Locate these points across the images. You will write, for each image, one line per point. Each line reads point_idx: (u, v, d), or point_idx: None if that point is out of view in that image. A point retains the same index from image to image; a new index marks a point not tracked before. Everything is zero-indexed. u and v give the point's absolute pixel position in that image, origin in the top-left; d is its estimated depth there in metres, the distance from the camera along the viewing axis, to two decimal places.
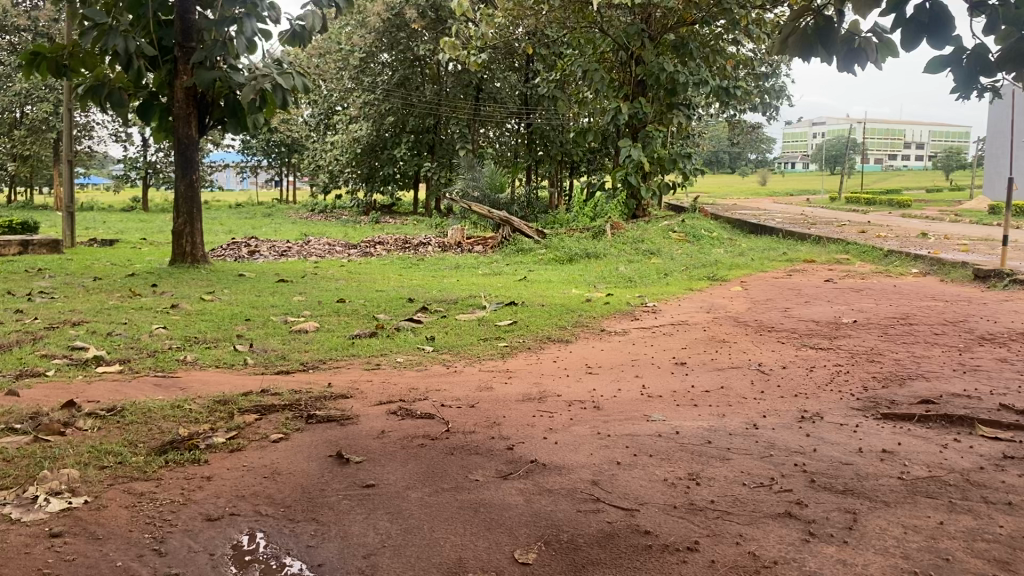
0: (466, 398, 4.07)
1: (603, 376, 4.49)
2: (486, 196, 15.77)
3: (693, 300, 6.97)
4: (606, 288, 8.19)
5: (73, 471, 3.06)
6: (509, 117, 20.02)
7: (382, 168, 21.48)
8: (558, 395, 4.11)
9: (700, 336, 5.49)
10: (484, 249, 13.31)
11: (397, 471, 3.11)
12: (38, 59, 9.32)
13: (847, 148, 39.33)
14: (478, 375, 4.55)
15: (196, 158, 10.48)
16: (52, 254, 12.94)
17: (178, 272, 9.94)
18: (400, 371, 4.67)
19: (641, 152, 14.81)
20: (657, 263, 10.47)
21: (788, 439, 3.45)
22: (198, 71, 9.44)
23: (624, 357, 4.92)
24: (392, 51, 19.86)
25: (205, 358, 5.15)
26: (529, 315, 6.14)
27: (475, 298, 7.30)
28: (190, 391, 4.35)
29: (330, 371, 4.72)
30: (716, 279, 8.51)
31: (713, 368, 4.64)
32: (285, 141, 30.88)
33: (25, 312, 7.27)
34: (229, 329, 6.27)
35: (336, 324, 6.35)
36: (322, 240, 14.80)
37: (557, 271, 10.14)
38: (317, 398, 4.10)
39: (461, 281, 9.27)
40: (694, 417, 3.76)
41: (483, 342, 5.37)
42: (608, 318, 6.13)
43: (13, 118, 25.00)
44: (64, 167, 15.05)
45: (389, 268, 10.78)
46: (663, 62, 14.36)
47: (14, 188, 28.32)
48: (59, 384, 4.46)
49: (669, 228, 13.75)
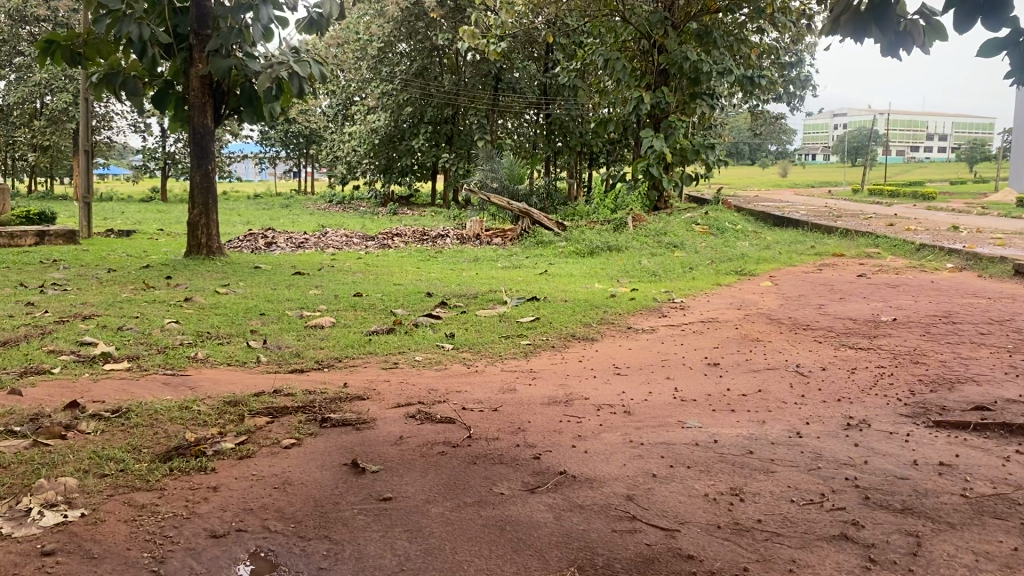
0: (489, 400, 3.87)
1: (632, 377, 4.25)
2: (505, 187, 15.53)
3: (722, 296, 6.71)
4: (630, 282, 7.94)
5: (71, 480, 2.87)
6: (528, 107, 19.79)
7: (400, 158, 21.28)
8: (586, 398, 3.89)
9: (733, 334, 5.24)
10: (503, 242, 13.10)
11: (417, 483, 2.89)
12: (53, 47, 9.17)
13: (870, 139, 38.79)
14: (501, 376, 4.33)
15: (212, 148, 10.30)
16: (67, 245, 12.84)
17: (193, 265, 9.77)
18: (419, 371, 4.46)
19: (664, 143, 14.44)
20: (681, 256, 10.20)
21: (836, 449, 3.21)
22: (214, 59, 9.26)
23: (655, 357, 4.68)
24: (410, 41, 19.67)
25: (217, 355, 4.96)
26: (552, 311, 5.91)
27: (495, 293, 7.07)
28: (199, 390, 4.16)
29: (345, 370, 4.52)
30: (744, 273, 8.24)
31: (749, 370, 4.40)
32: (303, 131, 30.75)
33: (36, 305, 7.11)
34: (243, 324, 6.09)
35: (352, 319, 6.15)
36: (339, 232, 14.63)
37: (578, 264, 9.90)
38: (332, 399, 3.90)
39: (480, 274, 9.05)
40: (732, 424, 3.53)
41: (505, 340, 5.15)
42: (635, 315, 5.90)
43: (32, 109, 24.99)
44: (81, 157, 14.96)
45: (408, 261, 10.56)
46: (687, 50, 13.88)
47: (33, 178, 28.35)
48: (65, 383, 4.28)
49: (692, 220, 13.46)
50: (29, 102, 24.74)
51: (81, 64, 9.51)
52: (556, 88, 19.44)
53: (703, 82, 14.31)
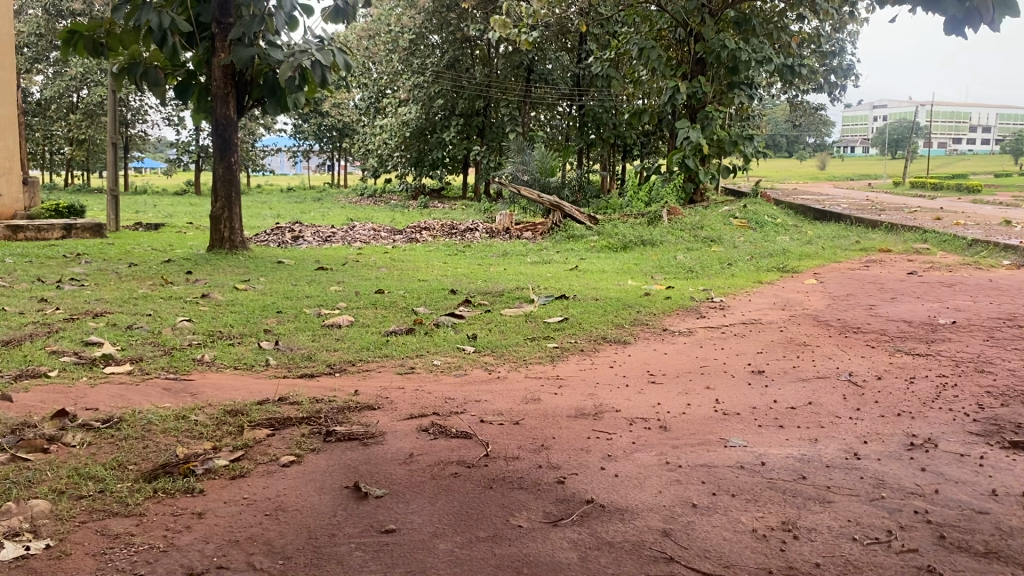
0: (512, 411, 3.54)
1: (669, 387, 3.89)
2: (536, 180, 15.17)
3: (763, 295, 6.30)
4: (664, 279, 7.57)
5: (43, 503, 2.59)
6: (561, 98, 19.44)
7: (431, 151, 21.01)
8: (618, 410, 3.54)
9: (777, 338, 4.85)
10: (534, 236, 12.75)
11: (424, 512, 2.56)
12: (75, 38, 9.02)
13: (910, 131, 37.87)
14: (525, 383, 3.98)
15: (235, 139, 10.03)
16: (94, 238, 12.69)
17: (215, 259, 9.54)
18: (436, 378, 4.13)
19: (700, 134, 13.96)
20: (719, 251, 9.83)
21: (900, 475, 2.83)
22: (236, 48, 8.98)
23: (693, 363, 4.31)
24: (441, 32, 19.36)
25: (224, 358, 4.67)
26: (582, 311, 5.56)
27: (522, 290, 6.74)
28: (201, 397, 3.87)
29: (358, 376, 4.20)
30: (786, 270, 7.84)
31: (796, 379, 4.02)
32: (336, 125, 30.58)
33: (49, 301, 6.89)
34: (259, 323, 5.81)
35: (372, 318, 5.84)
36: (367, 225, 14.37)
37: (611, 259, 9.52)
38: (339, 409, 3.58)
39: (509, 270, 8.72)
40: (779, 443, 3.17)
41: (530, 342, 4.80)
42: (671, 315, 5.52)
43: (69, 102, 25.12)
44: (112, 150, 14.85)
45: (435, 256, 10.24)
46: (724, 38, 13.39)
47: (70, 171, 28.52)
48: (59, 388, 4.01)
49: (730, 214, 13.04)
50: (66, 96, 24.87)
51: (103, 55, 9.32)
52: (589, 79, 19.02)
53: (742, 72, 13.79)
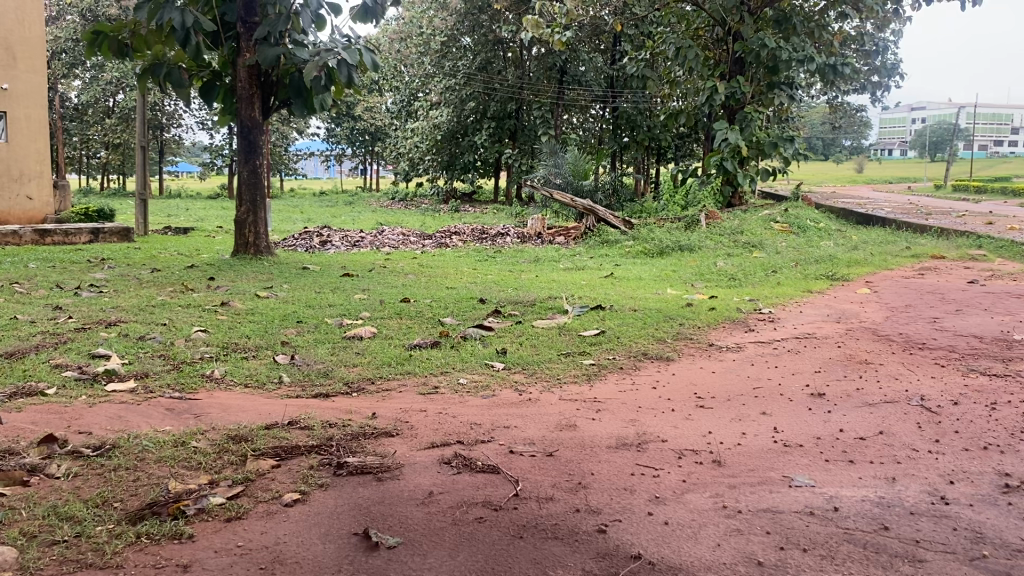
0: (545, 439, 3.16)
1: (720, 413, 3.50)
2: (569, 184, 14.76)
3: (815, 306, 5.87)
4: (706, 287, 7.15)
5: (6, 552, 2.26)
6: (594, 100, 19.01)
7: (463, 154, 20.75)
8: (664, 440, 3.15)
9: (836, 356, 4.43)
10: (567, 241, 12.38)
11: (442, 568, 2.20)
12: (100, 38, 8.83)
13: (952, 133, 36.97)
14: (559, 407, 3.59)
15: (260, 142, 9.74)
16: (122, 243, 12.50)
17: (239, 265, 9.27)
18: (462, 399, 3.75)
19: (739, 136, 13.44)
20: (761, 257, 9.39)
21: (1000, 527, 2.41)
22: (262, 47, 8.69)
23: (745, 385, 3.91)
24: (473, 34, 18.97)
25: (235, 374, 4.32)
26: (620, 323, 5.16)
27: (555, 299, 6.35)
28: (206, 419, 3.55)
29: (375, 396, 3.85)
30: (835, 278, 7.40)
31: (862, 404, 3.61)
32: (368, 129, 30.39)
33: (64, 308, 6.64)
34: (277, 334, 5.48)
35: (395, 329, 5.48)
36: (396, 229, 14.05)
37: (647, 265, 9.13)
38: (353, 436, 3.22)
39: (541, 276, 8.35)
40: (853, 483, 2.77)
41: (564, 359, 4.41)
42: (717, 328, 5.10)
43: (105, 107, 25.27)
44: (141, 154, 14.70)
45: (465, 262, 9.89)
46: (763, 37, 12.88)
47: (105, 174, 28.63)
48: (53, 408, 3.69)
49: (771, 218, 12.59)
50: (102, 101, 25.01)
51: (128, 56, 9.11)
52: (623, 80, 18.71)
53: (782, 71, 13.24)
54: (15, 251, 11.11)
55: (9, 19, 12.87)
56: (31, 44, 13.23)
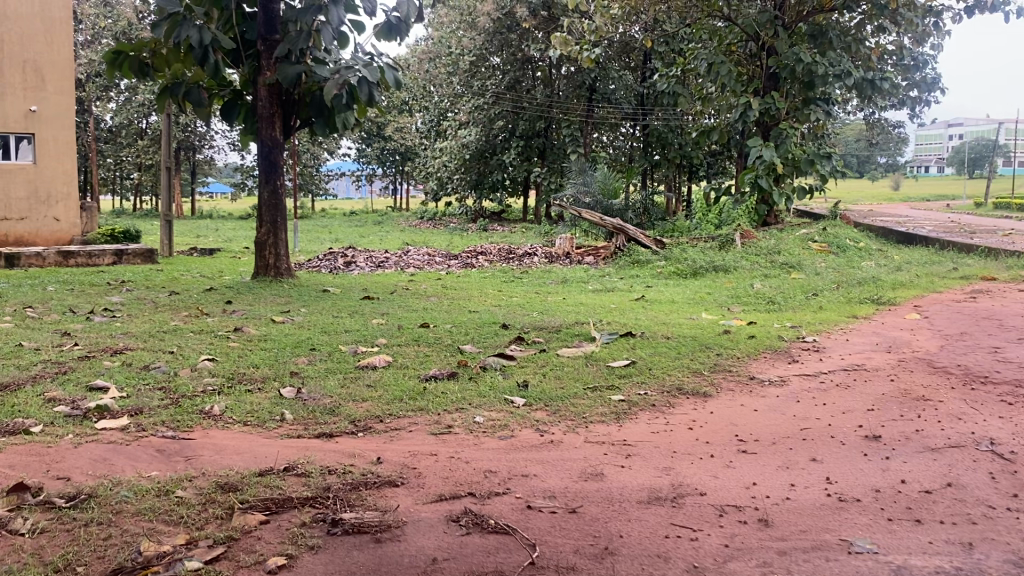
0: (568, 492, 2.81)
1: (765, 460, 3.13)
2: (599, 203, 14.33)
3: (863, 333, 5.47)
4: (744, 312, 6.75)
5: None
6: (624, 118, 18.70)
7: (491, 173, 20.49)
8: (702, 494, 2.80)
9: (889, 391, 4.03)
10: (596, 261, 12.01)
11: None
12: (120, 58, 8.69)
13: (995, 150, 36.10)
14: (584, 451, 3.24)
15: (281, 162, 9.46)
16: (145, 264, 12.33)
17: (258, 288, 9.02)
18: (477, 441, 3.41)
19: (775, 153, 12.93)
20: (800, 279, 8.96)
21: None
22: (282, 65, 8.47)
23: (791, 428, 3.53)
24: (502, 53, 18.70)
25: (235, 409, 4.01)
26: (652, 352, 4.79)
27: (583, 325, 5.99)
28: (196, 463, 3.24)
29: (382, 437, 3.53)
30: (882, 302, 6.98)
31: (923, 449, 3.22)
32: (398, 149, 30.28)
33: (72, 335, 6.39)
34: (287, 363, 5.18)
35: (412, 358, 5.15)
36: (422, 250, 13.78)
37: (681, 287, 8.74)
38: (353, 487, 2.90)
39: (568, 299, 8.00)
40: (923, 550, 2.38)
41: (591, 394, 4.04)
42: (757, 359, 4.71)
43: (137, 128, 25.40)
44: (168, 175, 14.55)
45: (490, 283, 9.57)
46: (799, 51, 12.48)
47: (137, 195, 28.74)
48: (34, 450, 3.39)
49: (808, 237, 12.15)
50: (134, 122, 25.11)
51: (148, 76, 8.94)
52: (654, 97, 18.40)
53: (818, 87, 12.86)
54: (37, 274, 10.96)
55: (38, 41, 12.89)
56: (60, 66, 13.13)
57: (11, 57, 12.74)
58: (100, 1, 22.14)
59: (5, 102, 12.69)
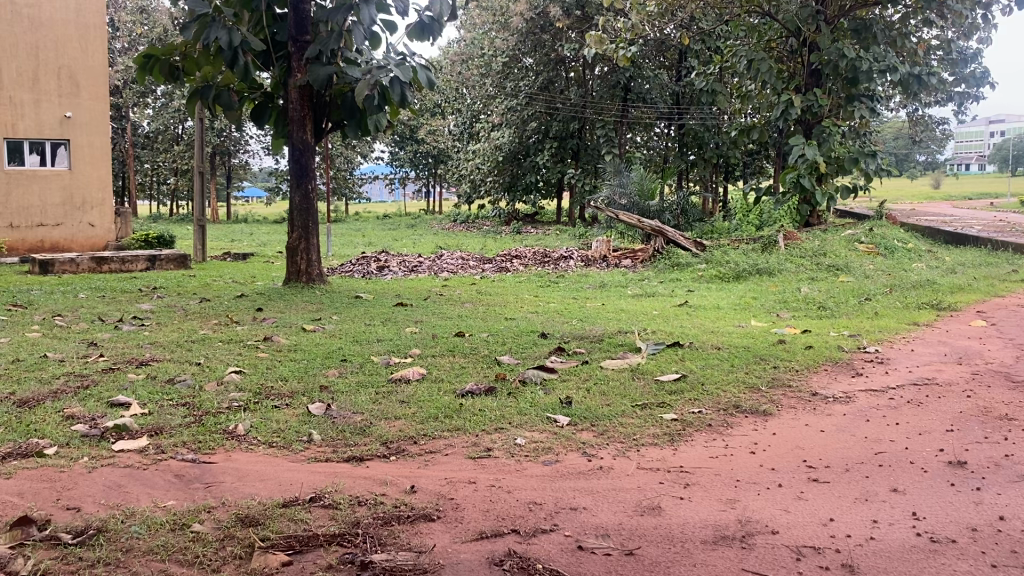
0: (623, 530, 2.52)
1: (839, 491, 2.82)
2: (635, 204, 13.96)
3: (927, 343, 5.10)
4: (795, 319, 6.40)
5: None
6: (659, 117, 18.30)
7: (524, 175, 20.22)
8: (775, 532, 2.49)
9: (968, 409, 3.69)
10: (634, 264, 11.69)
11: None
12: (151, 62, 8.55)
13: None
14: (640, 479, 2.94)
15: (312, 166, 9.24)
16: (178, 270, 12.21)
17: (290, 294, 8.82)
18: (520, 467, 3.13)
19: (817, 151, 12.45)
20: (850, 282, 8.57)
21: None
22: (312, 66, 8.23)
23: (864, 452, 3.21)
24: (535, 54, 18.39)
25: (261, 429, 3.77)
26: (705, 365, 4.47)
27: (627, 334, 5.68)
28: (216, 491, 3.00)
29: (417, 461, 3.25)
30: (943, 307, 6.58)
31: (1019, 479, 2.89)
32: (431, 152, 30.21)
33: (98, 345, 6.21)
34: (316, 377, 4.91)
35: (447, 370, 4.86)
36: (455, 253, 13.54)
37: (725, 292, 8.40)
38: (385, 523, 2.62)
39: (608, 305, 7.70)
40: None
41: (640, 412, 3.74)
42: (818, 372, 4.38)
43: (173, 134, 25.52)
44: (201, 179, 14.46)
45: (526, 288, 9.30)
46: (842, 46, 12.04)
47: (174, 200, 28.90)
48: (46, 475, 3.17)
49: (854, 238, 11.72)
50: (170, 128, 25.24)
51: (179, 79, 8.79)
52: (690, 96, 18.03)
53: (862, 83, 12.39)
54: (70, 280, 10.87)
55: (73, 48, 12.83)
56: (95, 72, 13.06)
57: (46, 63, 12.69)
58: (137, 8, 22.20)
59: (41, 109, 12.66)
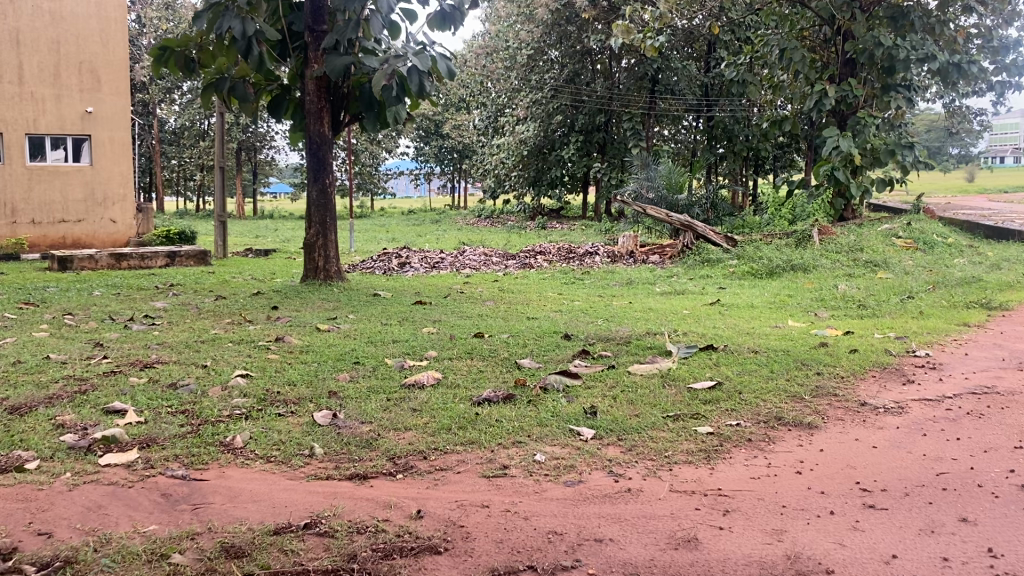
0: (656, 568, 2.21)
1: (901, 520, 2.49)
2: (664, 199, 13.55)
3: (982, 346, 4.72)
4: (834, 319, 6.03)
5: None
6: (687, 109, 17.87)
7: (550, 169, 19.84)
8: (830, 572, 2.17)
9: None
10: (663, 260, 11.33)
11: None
12: (165, 53, 8.31)
13: None
14: (675, 505, 2.62)
15: (330, 160, 8.97)
16: (198, 266, 12.00)
17: (306, 291, 8.56)
18: (539, 488, 2.82)
19: (852, 143, 11.98)
20: (889, 279, 8.17)
21: None
22: (329, 56, 7.94)
23: (923, 473, 2.87)
24: (561, 46, 17.99)
25: (260, 441, 3.48)
26: (744, 371, 4.12)
27: (656, 335, 5.34)
28: (204, 514, 2.72)
29: (426, 481, 2.95)
30: (992, 306, 6.17)
31: None
32: (455, 147, 29.94)
33: (104, 346, 5.99)
34: (325, 382, 4.62)
35: (463, 375, 4.55)
36: (478, 249, 13.26)
37: (759, 290, 8.02)
38: (386, 557, 2.32)
39: (635, 303, 7.36)
40: None
41: (673, 425, 3.42)
42: (865, 379, 4.03)
43: (198, 130, 25.36)
44: (222, 175, 14.26)
45: (550, 285, 8.99)
46: (878, 35, 11.54)
47: (200, 196, 28.81)
48: (22, 494, 2.90)
49: (892, 232, 11.28)
50: (196, 124, 25.10)
51: (194, 71, 8.54)
52: (720, 88, 17.61)
53: (899, 72, 11.89)
54: (88, 277, 10.69)
55: (93, 42, 12.65)
56: (115, 67, 12.89)
57: (67, 58, 12.54)
58: (162, 5, 22.10)
59: (62, 104, 12.52)
